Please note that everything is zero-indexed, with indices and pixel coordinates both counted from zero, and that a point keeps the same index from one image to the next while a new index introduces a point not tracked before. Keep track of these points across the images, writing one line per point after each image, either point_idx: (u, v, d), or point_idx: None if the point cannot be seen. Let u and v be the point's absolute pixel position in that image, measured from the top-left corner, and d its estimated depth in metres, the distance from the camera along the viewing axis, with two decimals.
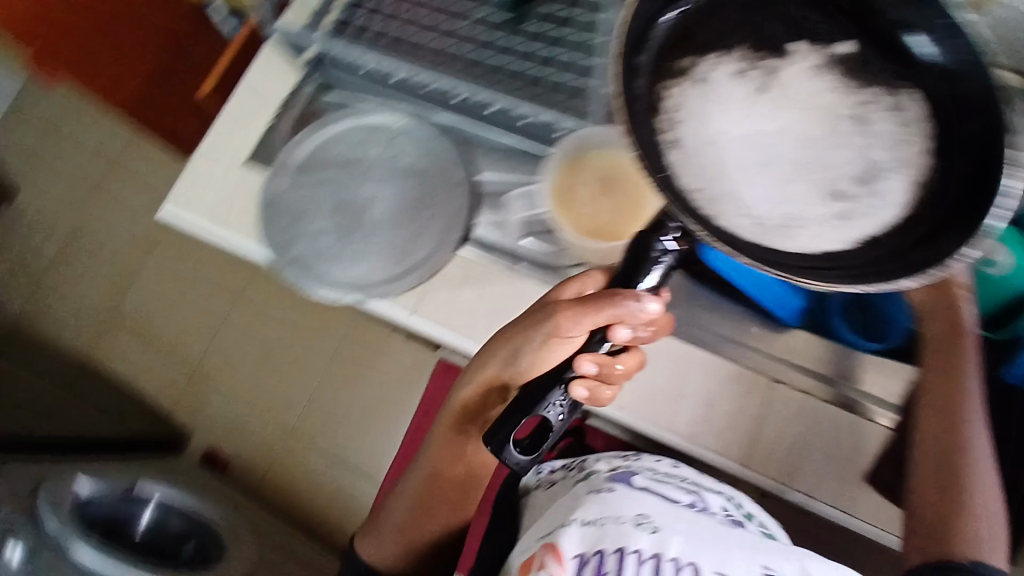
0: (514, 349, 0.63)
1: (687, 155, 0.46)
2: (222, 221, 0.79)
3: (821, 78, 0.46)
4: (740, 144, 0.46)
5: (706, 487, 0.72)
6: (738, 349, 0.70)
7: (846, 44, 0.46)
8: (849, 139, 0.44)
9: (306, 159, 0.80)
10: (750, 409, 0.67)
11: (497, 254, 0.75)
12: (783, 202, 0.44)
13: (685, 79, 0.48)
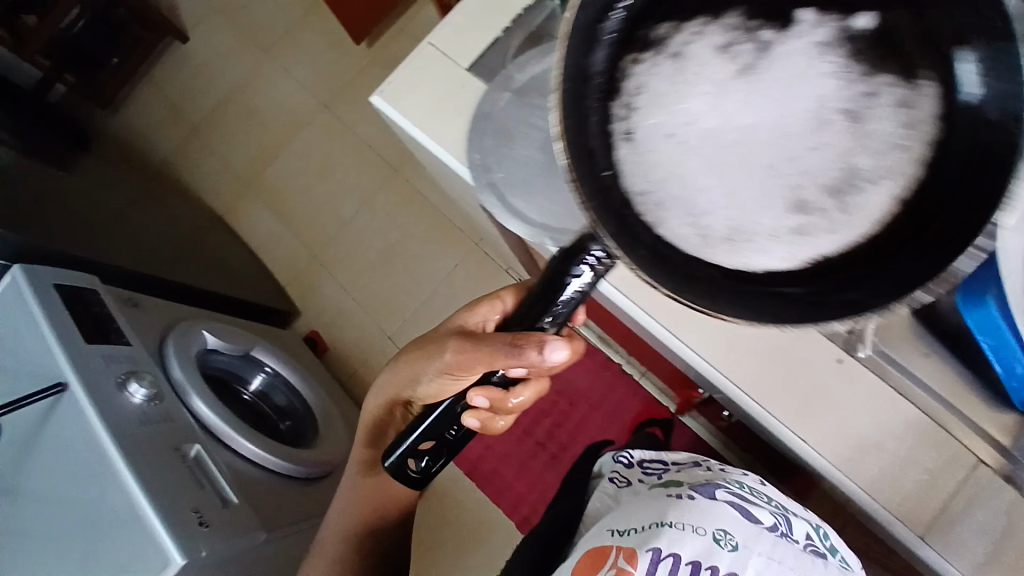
0: (416, 369, 0.58)
1: (640, 153, 0.37)
2: (429, 123, 0.76)
3: (834, 67, 0.37)
4: (638, 103, 0.38)
5: (792, 510, 0.72)
6: (954, 420, 0.61)
7: (864, 18, 0.38)
8: (837, 138, 0.37)
9: (529, 79, 0.74)
10: (954, 488, 0.59)
11: None
12: (652, 167, 0.37)
13: (657, 52, 0.39)
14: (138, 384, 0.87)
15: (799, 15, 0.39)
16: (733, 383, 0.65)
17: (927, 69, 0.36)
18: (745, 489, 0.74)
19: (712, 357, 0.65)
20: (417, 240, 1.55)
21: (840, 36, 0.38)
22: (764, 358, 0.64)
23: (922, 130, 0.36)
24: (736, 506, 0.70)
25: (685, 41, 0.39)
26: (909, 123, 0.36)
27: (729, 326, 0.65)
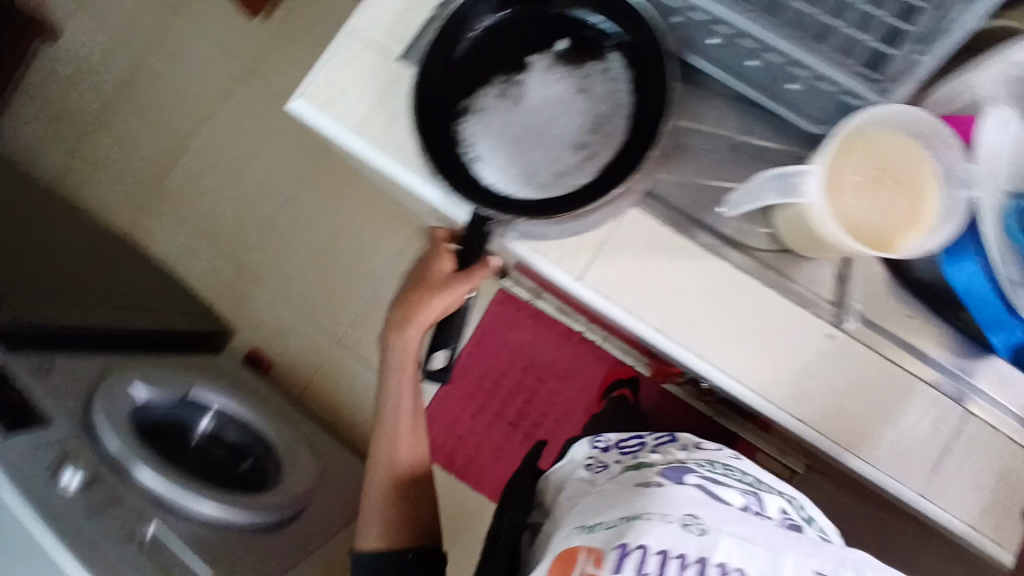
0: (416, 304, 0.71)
1: (493, 167, 0.62)
2: (359, 124, 0.66)
3: (555, 75, 0.64)
4: (487, 134, 0.63)
5: (765, 487, 0.59)
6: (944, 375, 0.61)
7: (561, 43, 0.64)
8: (527, 101, 0.64)
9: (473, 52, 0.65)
10: (958, 439, 0.60)
11: (689, 223, 0.63)
12: (508, 167, 0.62)
13: (470, 111, 0.63)
14: (71, 470, 0.78)
15: (531, 59, 0.65)
16: (728, 375, 0.61)
17: (609, 50, 0.63)
18: (715, 471, 0.60)
19: (708, 355, 0.61)
20: (351, 232, 1.44)
21: (568, 60, 0.64)
22: (760, 344, 0.61)
23: (627, 96, 0.63)
24: (704, 488, 0.52)
25: (506, 90, 0.64)
26: (617, 90, 0.63)
27: (716, 313, 0.61)
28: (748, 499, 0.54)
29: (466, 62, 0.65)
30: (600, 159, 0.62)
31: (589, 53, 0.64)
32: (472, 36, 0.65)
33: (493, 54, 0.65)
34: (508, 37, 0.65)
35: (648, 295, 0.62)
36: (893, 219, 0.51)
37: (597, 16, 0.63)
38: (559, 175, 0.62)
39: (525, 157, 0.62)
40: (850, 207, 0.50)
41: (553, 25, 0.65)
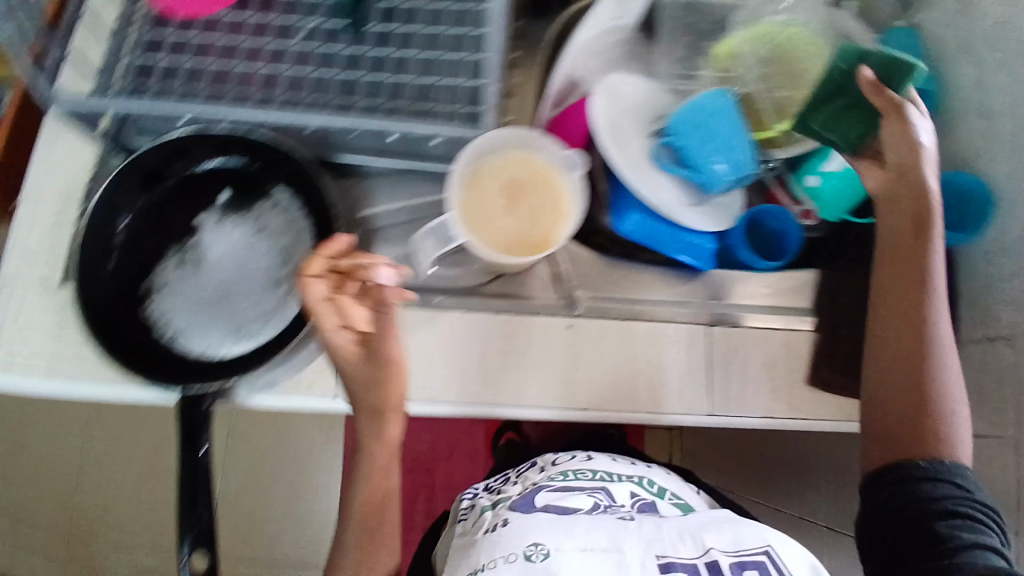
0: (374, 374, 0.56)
1: (193, 339, 0.65)
2: (60, 361, 0.64)
3: (227, 227, 0.67)
4: (183, 307, 0.66)
5: (614, 475, 0.84)
6: (664, 310, 0.72)
7: (221, 194, 0.67)
8: (209, 259, 0.66)
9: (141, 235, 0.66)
10: (700, 354, 0.71)
11: (411, 296, 0.69)
12: (209, 331, 0.65)
13: (155, 292, 0.65)
14: None
15: (197, 219, 0.67)
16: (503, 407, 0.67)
17: (271, 184, 0.67)
18: (568, 479, 0.81)
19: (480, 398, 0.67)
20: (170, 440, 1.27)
21: (229, 209, 0.67)
22: (516, 365, 0.68)
23: (300, 222, 0.67)
24: (550, 509, 0.72)
25: (183, 258, 0.66)
26: (288, 221, 0.67)
27: (468, 358, 0.68)
28: (596, 494, 0.78)
29: (131, 246, 0.66)
30: (291, 294, 0.66)
31: (251, 194, 0.67)
32: (128, 222, 0.65)
33: (156, 230, 0.66)
34: (169, 206, 0.66)
35: (409, 374, 0.67)
36: (538, 218, 0.60)
37: (234, 162, 0.67)
38: (258, 322, 0.65)
39: (223, 314, 0.66)
40: (499, 228, 0.60)
41: (209, 181, 0.67)
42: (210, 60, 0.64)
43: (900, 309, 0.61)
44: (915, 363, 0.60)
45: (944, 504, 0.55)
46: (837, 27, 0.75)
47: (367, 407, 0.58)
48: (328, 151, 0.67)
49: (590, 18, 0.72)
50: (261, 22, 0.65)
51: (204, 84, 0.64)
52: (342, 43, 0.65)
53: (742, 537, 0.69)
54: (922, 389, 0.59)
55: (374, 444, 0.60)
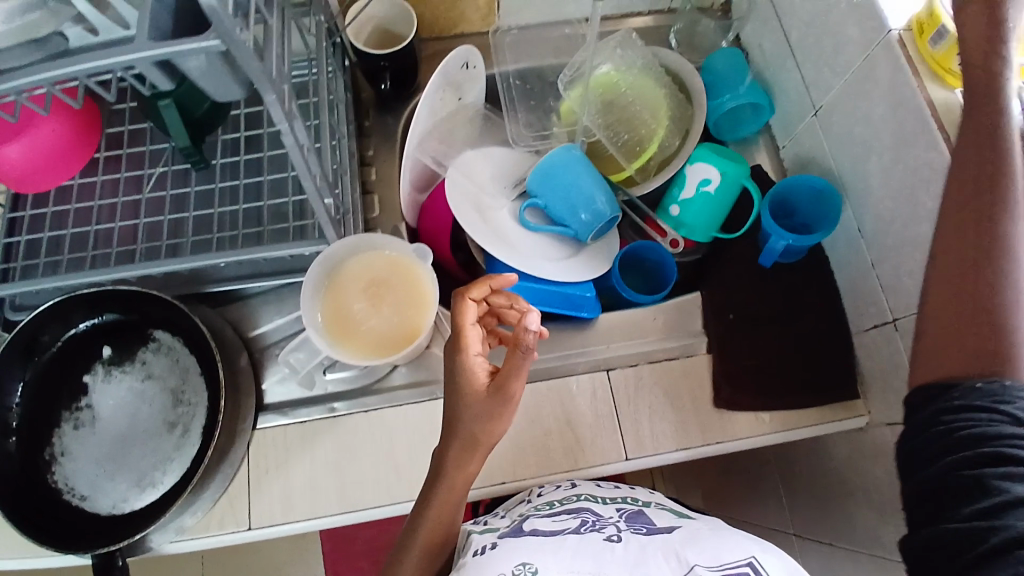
0: (495, 412, 0.55)
1: (101, 498, 0.66)
2: None
3: (116, 380, 0.69)
4: (84, 469, 0.66)
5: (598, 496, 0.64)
6: (563, 364, 0.73)
7: (105, 350, 0.69)
8: (102, 415, 0.68)
9: (31, 408, 0.67)
10: (606, 401, 0.71)
11: (305, 408, 0.70)
12: (116, 486, 0.66)
13: (55, 460, 0.66)
14: None
15: (85, 379, 0.69)
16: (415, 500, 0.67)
17: (152, 330, 0.70)
18: (560, 513, 0.60)
19: (394, 496, 0.67)
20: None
21: (115, 363, 0.69)
22: (422, 453, 0.68)
23: (186, 359, 0.70)
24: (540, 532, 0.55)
25: (78, 420, 0.68)
26: (174, 361, 0.70)
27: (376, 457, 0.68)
28: (580, 513, 0.59)
29: (27, 422, 0.67)
30: (190, 429, 0.68)
31: (133, 343, 0.70)
32: (18, 400, 0.67)
33: (45, 400, 0.68)
34: (55, 373, 0.68)
35: (317, 488, 0.67)
36: (407, 311, 0.61)
37: (110, 318, 0.70)
38: (163, 464, 0.67)
39: (127, 466, 0.67)
40: (372, 332, 0.61)
41: (89, 341, 0.69)
42: (68, 228, 0.70)
43: (969, 219, 0.48)
44: (983, 270, 0.46)
45: (989, 435, 0.42)
46: (653, 58, 0.80)
47: (469, 437, 0.56)
48: (201, 286, 0.70)
49: (420, 106, 0.73)
50: (109, 179, 0.71)
51: (70, 249, 0.70)
52: (190, 182, 0.72)
53: (723, 548, 0.50)
54: (989, 302, 0.46)
55: (455, 478, 0.57)
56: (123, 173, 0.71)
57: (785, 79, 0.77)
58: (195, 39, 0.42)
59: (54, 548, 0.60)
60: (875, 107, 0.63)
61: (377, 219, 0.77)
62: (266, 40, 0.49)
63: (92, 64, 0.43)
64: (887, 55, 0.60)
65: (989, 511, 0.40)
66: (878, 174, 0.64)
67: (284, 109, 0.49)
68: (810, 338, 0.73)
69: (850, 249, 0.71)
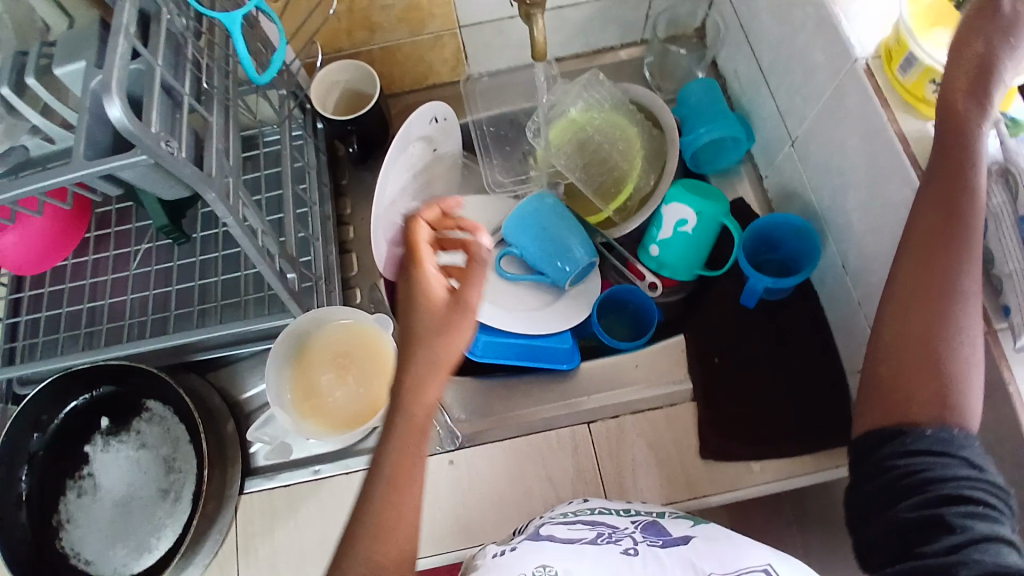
0: (451, 325, 0.45)
1: (105, 564, 0.67)
2: None
3: (115, 448, 0.71)
4: (88, 537, 0.68)
5: (612, 508, 0.61)
6: (545, 416, 0.72)
7: (103, 420, 0.72)
8: (102, 484, 0.70)
9: (38, 477, 0.69)
10: (588, 456, 0.69)
11: (290, 472, 0.71)
12: (117, 552, 0.67)
13: (61, 529, 0.68)
14: None
15: (86, 449, 0.71)
16: None
17: (145, 399, 0.73)
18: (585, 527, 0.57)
19: None
20: None
21: (113, 432, 0.72)
22: None
23: (178, 425, 0.72)
24: (557, 539, 0.54)
25: (81, 489, 0.70)
26: (168, 427, 0.72)
27: None
28: (597, 525, 0.57)
29: (35, 493, 0.68)
30: (186, 493, 0.70)
31: (130, 413, 0.73)
32: (24, 477, 0.68)
33: (49, 474, 0.69)
34: (58, 444, 0.70)
35: (302, 554, 0.68)
36: (371, 382, 0.64)
37: (105, 389, 0.73)
38: (162, 528, 0.68)
39: (128, 531, 0.68)
40: (339, 408, 0.64)
41: (88, 413, 0.72)
42: (63, 306, 0.73)
43: (925, 267, 0.46)
44: (935, 319, 0.45)
45: (943, 477, 0.41)
46: (623, 95, 0.79)
47: (427, 358, 0.44)
48: (189, 356, 0.73)
49: (387, 165, 0.72)
50: (99, 258, 0.75)
51: (64, 327, 0.72)
52: (173, 256, 0.75)
53: (735, 554, 0.49)
54: (938, 355, 0.44)
55: (413, 404, 0.44)
56: (110, 251, 0.74)
57: (761, 107, 0.74)
58: (122, 157, 0.44)
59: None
60: (847, 139, 0.60)
61: (356, 276, 0.78)
62: (206, 137, 0.52)
63: (36, 186, 0.46)
64: (854, 84, 0.57)
65: (952, 551, 0.39)
66: (856, 208, 0.61)
67: (227, 204, 0.52)
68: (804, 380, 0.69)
69: (837, 284, 0.67)
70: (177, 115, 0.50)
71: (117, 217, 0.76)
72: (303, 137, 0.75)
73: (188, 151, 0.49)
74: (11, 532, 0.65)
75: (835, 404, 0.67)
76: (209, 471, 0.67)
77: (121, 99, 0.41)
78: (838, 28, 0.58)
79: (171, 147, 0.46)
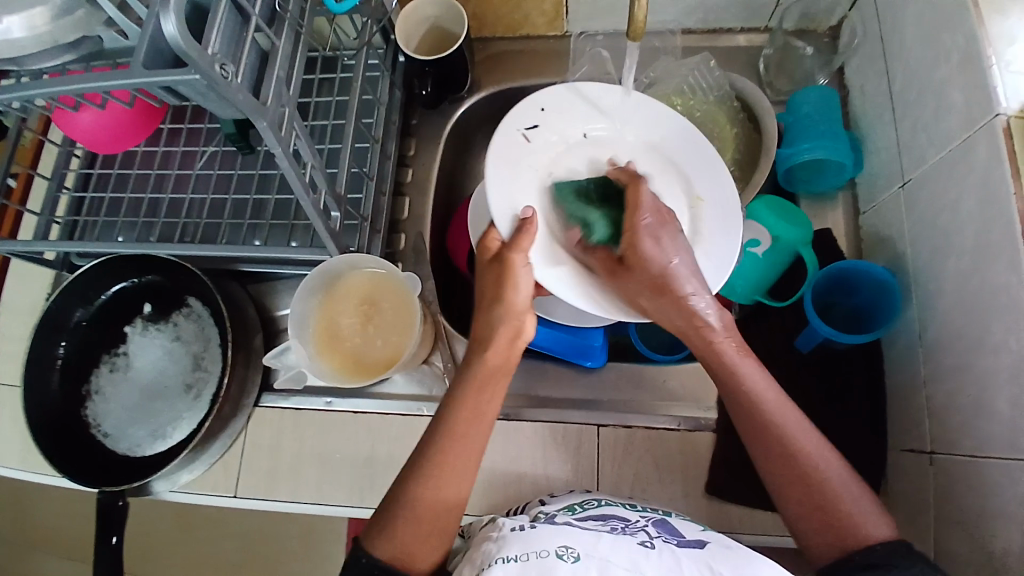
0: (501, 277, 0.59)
1: (121, 440, 0.72)
2: (26, 456, 0.74)
3: (151, 335, 0.75)
4: (113, 410, 0.73)
5: (623, 504, 0.60)
6: (558, 406, 0.70)
7: (146, 306, 0.76)
8: (133, 366, 0.75)
9: (80, 345, 0.74)
10: (590, 458, 0.67)
11: (304, 397, 0.73)
12: (134, 431, 0.72)
13: (90, 398, 0.73)
14: None
15: (126, 330, 0.76)
16: None
17: (186, 296, 0.76)
18: (597, 515, 0.56)
19: (364, 501, 0.68)
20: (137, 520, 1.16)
21: (153, 319, 0.76)
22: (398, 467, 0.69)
23: (210, 326, 0.75)
24: (573, 524, 0.54)
25: (114, 365, 0.75)
26: (200, 327, 0.75)
27: (356, 460, 0.70)
28: (610, 519, 0.56)
29: (75, 359, 0.74)
30: (204, 393, 0.73)
31: (169, 305, 0.76)
32: (65, 342, 0.73)
33: (87, 344, 0.74)
34: (103, 319, 0.75)
35: (299, 477, 0.70)
36: (390, 335, 0.65)
37: (152, 279, 0.76)
38: (176, 421, 0.72)
39: (148, 415, 0.73)
40: (359, 353, 0.65)
41: (134, 296, 0.76)
42: (128, 192, 0.76)
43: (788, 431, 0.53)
44: (795, 463, 0.52)
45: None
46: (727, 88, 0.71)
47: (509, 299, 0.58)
48: (234, 265, 0.75)
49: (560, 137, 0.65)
50: (169, 151, 0.77)
51: (125, 212, 0.76)
52: (236, 165, 0.76)
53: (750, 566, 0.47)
54: (817, 484, 0.51)
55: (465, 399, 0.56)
56: (180, 147, 0.76)
57: (879, 135, 0.66)
58: (178, 73, 0.43)
59: (74, 479, 0.65)
60: (965, 198, 0.52)
61: (405, 221, 0.77)
62: (270, 61, 0.51)
63: (93, 84, 0.45)
64: (987, 141, 0.49)
65: None
66: (954, 278, 0.54)
67: (277, 135, 0.50)
68: (841, 443, 0.63)
69: (905, 352, 0.60)
70: (243, 34, 0.48)
71: (192, 114, 0.78)
72: (380, 69, 0.73)
73: (245, 76, 0.47)
74: (45, 390, 0.71)
75: (863, 476, 0.62)
76: (230, 376, 0.70)
77: (177, 16, 0.41)
78: (989, 67, 0.50)
79: (226, 71, 0.45)
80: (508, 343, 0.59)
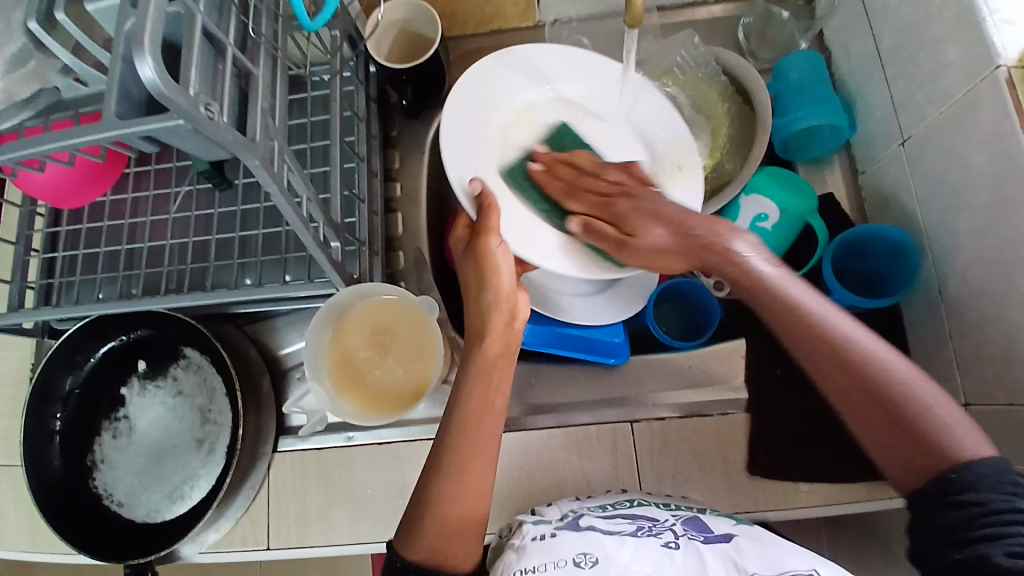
0: (483, 262, 0.58)
1: (137, 508, 0.68)
2: (38, 539, 0.69)
3: (150, 394, 0.71)
4: (123, 477, 0.69)
5: (651, 501, 0.59)
6: (583, 409, 0.69)
7: (139, 363, 0.72)
8: (136, 430, 0.71)
9: (76, 415, 0.70)
10: (626, 456, 0.66)
11: (323, 436, 0.70)
12: (149, 496, 0.69)
13: (95, 470, 0.69)
14: None
15: (122, 392, 0.71)
16: None
17: (182, 346, 0.72)
18: (609, 513, 0.57)
19: None
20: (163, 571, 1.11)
21: (150, 376, 0.72)
22: None
23: (212, 375, 0.71)
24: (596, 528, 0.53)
25: (116, 431, 0.70)
26: (201, 378, 0.72)
27: (387, 492, 0.68)
28: (636, 519, 0.55)
29: (72, 431, 0.69)
30: (217, 446, 0.70)
31: (165, 360, 0.72)
32: (59, 414, 0.69)
33: (83, 412, 0.70)
34: (95, 384, 0.71)
35: (329, 519, 0.67)
36: (412, 362, 0.63)
37: (142, 334, 0.72)
38: (193, 480, 0.69)
39: (162, 478, 0.69)
40: (382, 382, 0.62)
41: (127, 355, 0.72)
42: (102, 247, 0.71)
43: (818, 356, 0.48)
44: (860, 372, 0.46)
45: (969, 531, 0.40)
46: (714, 61, 0.70)
47: (507, 292, 0.58)
48: (227, 309, 0.71)
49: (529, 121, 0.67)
50: (139, 197, 0.73)
51: (102, 269, 0.71)
52: (214, 203, 0.72)
53: (780, 557, 0.47)
54: (890, 388, 0.46)
55: (473, 386, 0.55)
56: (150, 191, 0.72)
57: (871, 93, 0.65)
58: (159, 118, 0.39)
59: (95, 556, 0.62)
60: (975, 151, 0.52)
61: (401, 238, 0.74)
62: (251, 92, 0.47)
63: (63, 142, 0.41)
64: (994, 92, 0.49)
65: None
66: (971, 232, 0.54)
67: (270, 171, 0.46)
68: None
69: (925, 309, 0.60)
70: (220, 66, 0.44)
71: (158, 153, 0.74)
72: (353, 82, 0.69)
73: (228, 112, 0.44)
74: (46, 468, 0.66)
75: None
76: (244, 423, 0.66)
77: (152, 57, 0.36)
78: (982, 25, 0.50)
79: (210, 110, 0.41)
80: (506, 327, 0.57)
